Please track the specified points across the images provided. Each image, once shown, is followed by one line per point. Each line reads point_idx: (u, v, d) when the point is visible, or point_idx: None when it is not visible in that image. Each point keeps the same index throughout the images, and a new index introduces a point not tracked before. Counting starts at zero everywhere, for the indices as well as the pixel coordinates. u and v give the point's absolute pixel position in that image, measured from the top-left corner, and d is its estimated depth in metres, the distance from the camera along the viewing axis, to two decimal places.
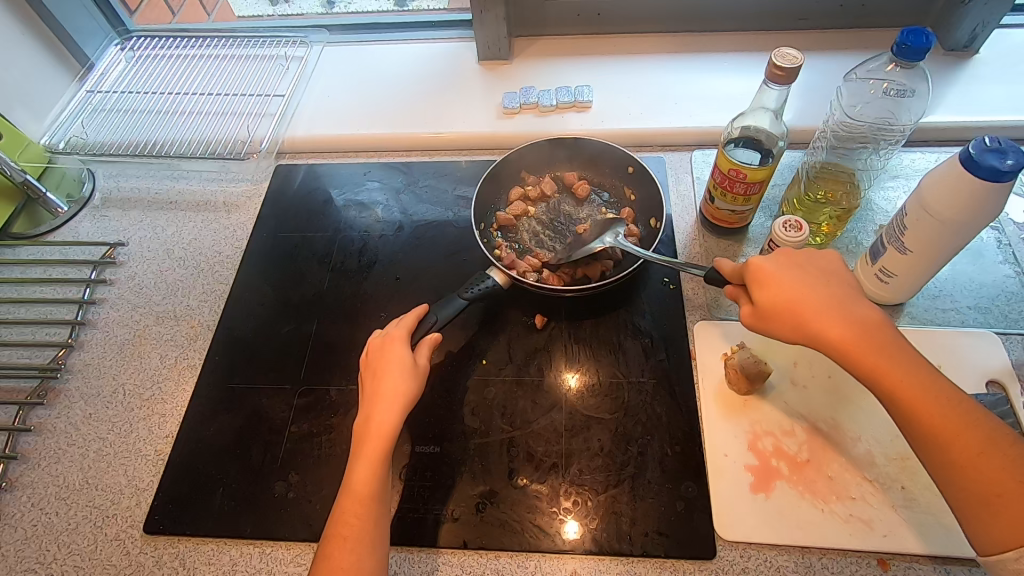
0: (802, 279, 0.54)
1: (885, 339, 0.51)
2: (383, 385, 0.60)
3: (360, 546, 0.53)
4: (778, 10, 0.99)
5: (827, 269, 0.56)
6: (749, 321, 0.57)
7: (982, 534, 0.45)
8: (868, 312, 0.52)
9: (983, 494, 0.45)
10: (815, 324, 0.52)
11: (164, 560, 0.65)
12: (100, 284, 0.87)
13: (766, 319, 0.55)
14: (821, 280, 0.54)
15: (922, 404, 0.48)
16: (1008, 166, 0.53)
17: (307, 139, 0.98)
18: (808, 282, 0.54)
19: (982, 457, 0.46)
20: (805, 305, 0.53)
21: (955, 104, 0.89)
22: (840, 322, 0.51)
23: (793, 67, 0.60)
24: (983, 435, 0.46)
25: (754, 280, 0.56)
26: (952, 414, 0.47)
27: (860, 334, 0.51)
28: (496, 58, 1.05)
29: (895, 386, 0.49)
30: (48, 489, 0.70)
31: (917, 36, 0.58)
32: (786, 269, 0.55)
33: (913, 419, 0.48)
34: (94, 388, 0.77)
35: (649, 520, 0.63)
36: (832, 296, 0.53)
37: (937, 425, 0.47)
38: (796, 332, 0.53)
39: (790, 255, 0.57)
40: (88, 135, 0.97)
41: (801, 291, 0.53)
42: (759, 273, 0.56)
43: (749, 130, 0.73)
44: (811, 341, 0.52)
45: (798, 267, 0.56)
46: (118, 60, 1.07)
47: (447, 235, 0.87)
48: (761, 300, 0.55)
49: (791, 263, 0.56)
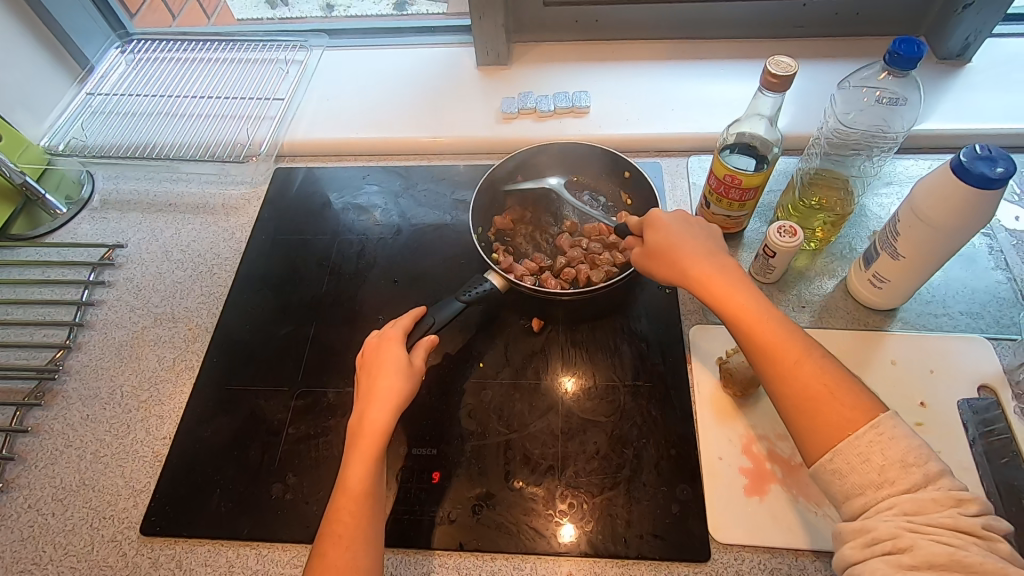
0: (680, 228, 0.63)
1: (739, 276, 0.58)
2: (378, 385, 0.60)
3: (354, 545, 0.53)
4: (775, 18, 1.00)
5: (704, 231, 0.63)
6: (641, 261, 0.65)
7: (805, 440, 0.49)
8: (724, 259, 0.60)
9: (801, 399, 0.50)
10: (684, 263, 0.60)
11: (160, 561, 0.65)
12: (98, 285, 0.87)
13: (653, 263, 0.63)
14: (695, 233, 0.62)
15: (750, 320, 0.54)
16: (998, 173, 0.54)
17: (307, 143, 0.99)
18: (682, 234, 0.62)
19: (798, 365, 0.51)
20: (678, 249, 0.61)
21: (948, 112, 0.90)
22: (704, 262, 0.59)
23: (787, 75, 0.61)
24: (800, 349, 0.52)
25: (649, 228, 0.64)
26: (770, 327, 0.53)
27: (717, 270, 0.58)
28: (495, 63, 1.06)
29: (734, 310, 0.55)
30: (44, 490, 0.70)
31: (910, 46, 0.59)
32: (677, 224, 0.63)
33: (748, 338, 0.54)
34: (92, 389, 0.77)
35: (644, 523, 0.63)
36: (703, 245, 0.61)
37: (764, 338, 0.53)
38: (671, 270, 0.61)
39: (688, 217, 0.64)
40: (88, 137, 0.97)
41: (676, 239, 0.62)
42: (655, 220, 0.64)
43: (744, 136, 0.74)
44: (682, 279, 0.60)
45: (687, 224, 0.63)
46: (118, 62, 1.08)
47: (444, 238, 0.88)
48: (653, 244, 0.63)
49: (687, 223, 0.63)
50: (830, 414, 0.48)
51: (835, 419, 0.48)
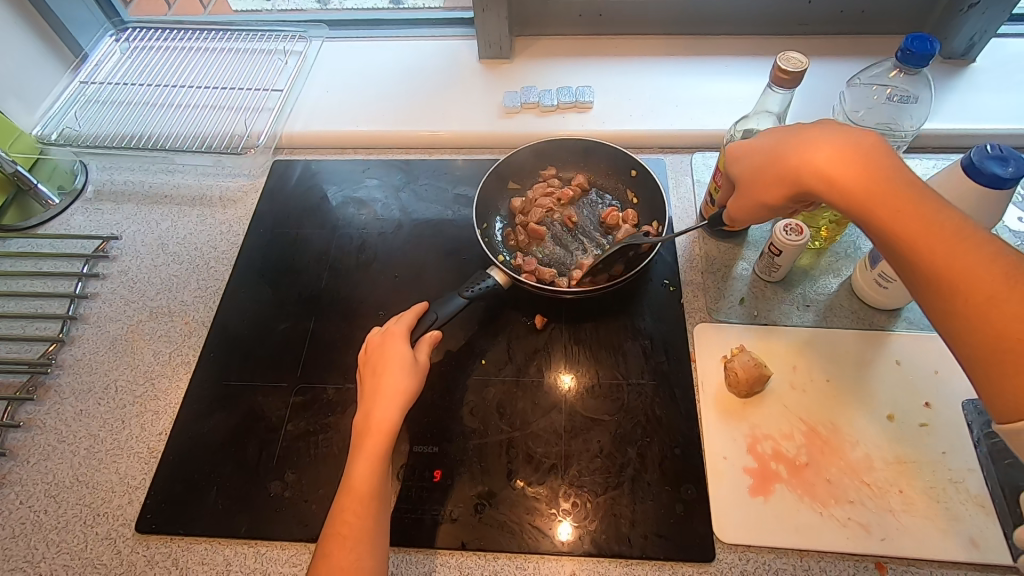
0: (797, 134, 0.56)
1: (888, 174, 0.50)
2: (383, 382, 0.59)
3: (359, 546, 0.52)
4: (779, 15, 0.99)
5: (830, 119, 0.56)
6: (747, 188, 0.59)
7: (995, 389, 0.44)
8: (875, 147, 0.51)
9: (987, 341, 0.43)
10: (812, 169, 0.53)
11: (156, 560, 0.64)
12: (93, 278, 0.85)
13: (767, 178, 0.57)
14: (824, 127, 0.55)
15: (918, 237, 0.47)
16: (1009, 173, 0.54)
17: (306, 135, 0.98)
18: (808, 132, 0.55)
19: (993, 301, 0.43)
20: (802, 154, 0.54)
21: (952, 112, 0.90)
22: (838, 159, 0.52)
23: (798, 71, 0.60)
24: (992, 269, 0.44)
25: (750, 142, 0.58)
26: (949, 244, 0.46)
27: (861, 172, 0.50)
28: (497, 57, 1.04)
29: (889, 224, 0.48)
30: (37, 486, 0.69)
31: (922, 43, 0.59)
32: (774, 133, 0.59)
33: (915, 256, 0.47)
34: (86, 384, 0.76)
35: (648, 522, 0.63)
36: (841, 138, 0.53)
37: (941, 261, 0.46)
38: (793, 177, 0.54)
39: (792, 118, 0.58)
40: (82, 126, 0.95)
41: (800, 140, 0.54)
42: (754, 139, 0.58)
43: (751, 133, 0.73)
44: (814, 190, 0.53)
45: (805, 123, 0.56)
46: (113, 51, 1.06)
47: (446, 233, 0.87)
48: (758, 160, 0.57)
49: (781, 125, 0.58)
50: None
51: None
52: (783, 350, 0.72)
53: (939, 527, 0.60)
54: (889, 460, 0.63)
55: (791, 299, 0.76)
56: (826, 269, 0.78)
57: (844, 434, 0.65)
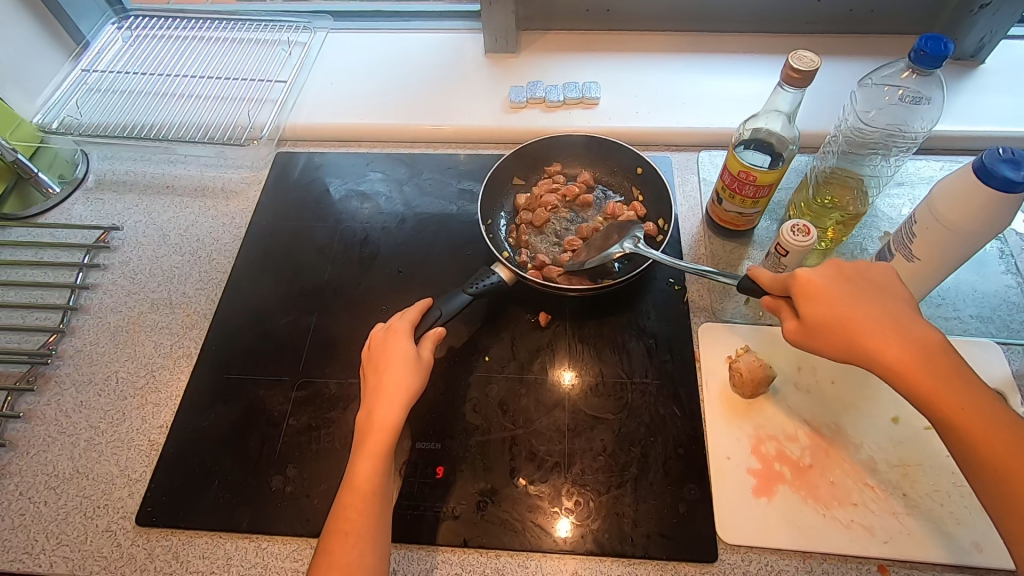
0: (854, 294, 0.52)
1: (951, 366, 0.48)
2: (385, 378, 0.59)
3: (361, 541, 0.52)
4: (788, 13, 0.98)
5: (889, 287, 0.54)
6: (794, 335, 0.55)
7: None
8: (922, 329, 0.50)
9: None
10: (869, 344, 0.50)
11: (156, 553, 0.63)
12: (93, 269, 0.85)
13: (815, 336, 0.53)
14: (873, 292, 0.53)
15: (969, 422, 0.46)
16: (1020, 177, 0.53)
17: (310, 127, 0.97)
18: (861, 298, 0.52)
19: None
20: (861, 326, 0.51)
21: (960, 113, 0.89)
22: (900, 345, 0.49)
23: (810, 70, 0.60)
24: None
25: (799, 293, 0.54)
26: (999, 432, 0.45)
27: (919, 356, 0.48)
28: (503, 51, 1.03)
29: (945, 408, 0.47)
30: (36, 478, 0.68)
31: (936, 43, 0.58)
32: (832, 280, 0.54)
33: (969, 442, 0.46)
34: (86, 375, 0.75)
35: (651, 522, 0.62)
36: (892, 315, 0.51)
37: (989, 445, 0.45)
38: (849, 351, 0.51)
39: (842, 269, 0.55)
40: (83, 115, 0.94)
41: (853, 306, 0.51)
42: (807, 287, 0.54)
43: (760, 132, 0.73)
44: (865, 360, 0.50)
45: (851, 282, 0.54)
46: (114, 39, 1.05)
47: (450, 229, 0.86)
48: (807, 314, 0.53)
49: (842, 275, 0.54)
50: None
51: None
52: (788, 351, 0.71)
53: (942, 529, 0.60)
54: (893, 463, 0.63)
55: None
56: None
57: (849, 435, 0.65)
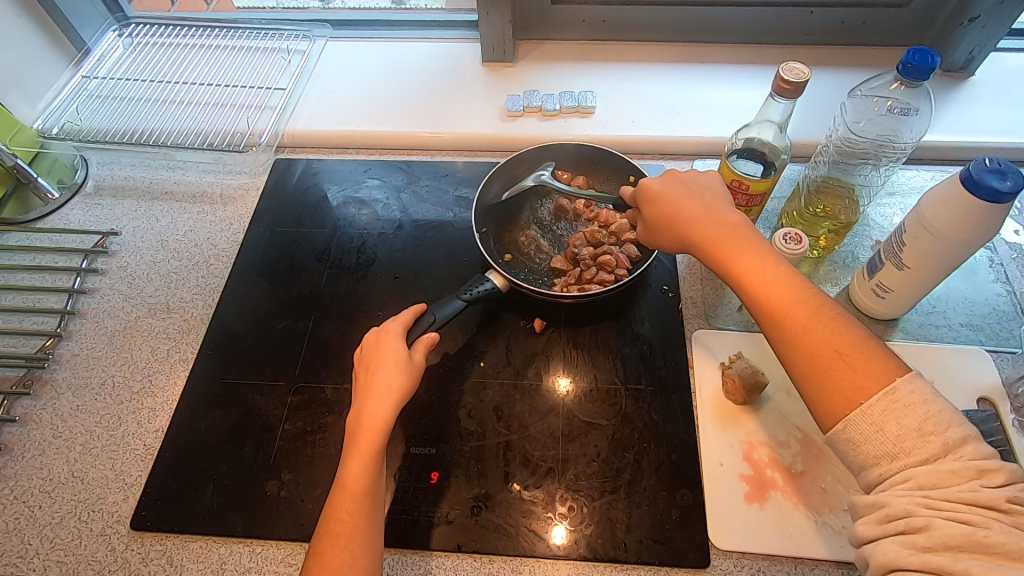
0: (678, 190, 0.64)
1: (745, 239, 0.58)
2: (377, 379, 0.59)
3: (353, 543, 0.52)
4: (781, 25, 1.00)
5: (711, 187, 0.64)
6: (644, 236, 0.66)
7: (818, 411, 0.48)
8: (723, 212, 0.61)
9: (811, 362, 0.49)
10: (687, 225, 0.61)
11: (150, 557, 0.64)
12: (91, 273, 0.85)
13: (655, 233, 0.64)
14: (703, 188, 0.64)
15: (756, 283, 0.54)
16: (1006, 187, 0.54)
17: (308, 134, 0.97)
18: (687, 193, 0.63)
19: (809, 330, 0.50)
20: (682, 214, 0.62)
21: (951, 124, 0.90)
22: (705, 224, 0.60)
23: (800, 82, 0.61)
24: (810, 310, 0.51)
25: (644, 199, 0.65)
26: (782, 290, 0.53)
27: (723, 230, 0.59)
28: (500, 60, 1.05)
29: (737, 271, 0.56)
30: (31, 482, 0.68)
31: (923, 56, 0.59)
32: (668, 185, 0.64)
33: (761, 301, 0.53)
34: (83, 379, 0.76)
35: (644, 527, 0.63)
36: (705, 204, 0.62)
37: (773, 300, 0.52)
38: (676, 239, 0.62)
39: (678, 174, 0.65)
40: (83, 121, 0.95)
41: (677, 199, 0.63)
42: (649, 192, 0.65)
43: (752, 142, 0.74)
44: (686, 245, 0.61)
45: (676, 184, 0.64)
46: (115, 46, 1.06)
47: (446, 235, 0.87)
48: (649, 215, 0.64)
49: (675, 181, 0.64)
50: (842, 379, 0.47)
51: (848, 388, 0.46)
52: None
53: None
54: None
55: None
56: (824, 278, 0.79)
57: None
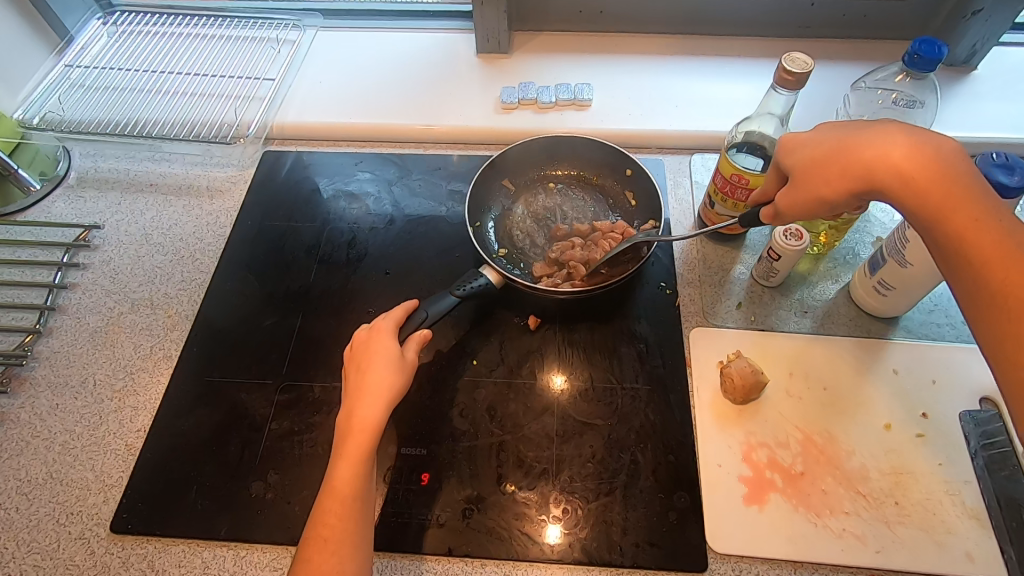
0: (864, 125, 0.52)
1: (963, 180, 0.48)
2: (367, 378, 0.57)
3: (341, 549, 0.51)
4: (780, 17, 0.98)
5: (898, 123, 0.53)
6: (785, 192, 0.56)
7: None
8: (934, 140, 0.50)
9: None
10: (872, 161, 0.50)
11: (131, 561, 0.62)
12: (72, 268, 0.82)
13: (821, 168, 0.53)
14: (895, 123, 0.51)
15: (973, 237, 0.46)
16: (1015, 182, 0.53)
17: (297, 126, 0.95)
18: (877, 127, 0.52)
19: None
20: (866, 144, 0.51)
21: (953, 118, 0.89)
22: (908, 155, 0.49)
23: (802, 73, 0.59)
24: None
25: (782, 149, 0.57)
26: (1020, 254, 0.44)
27: (930, 164, 0.48)
28: (494, 52, 1.03)
29: (952, 222, 0.47)
30: (8, 483, 0.66)
31: (930, 47, 0.57)
32: (824, 129, 0.55)
33: (986, 272, 0.45)
34: (63, 376, 0.73)
35: (640, 530, 0.61)
36: (911, 138, 0.50)
37: (1011, 273, 0.44)
38: (858, 169, 0.51)
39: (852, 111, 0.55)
40: (65, 111, 0.92)
41: (863, 133, 0.51)
42: (789, 142, 0.57)
43: (753, 135, 0.72)
44: (876, 179, 0.50)
45: (855, 121, 0.54)
46: (100, 34, 1.03)
47: (439, 230, 0.85)
48: (819, 148, 0.54)
49: (835, 121, 0.55)
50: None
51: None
52: (781, 357, 0.71)
53: (935, 539, 0.59)
54: (885, 470, 0.63)
55: (789, 304, 0.75)
56: (824, 275, 0.77)
57: (841, 442, 0.64)
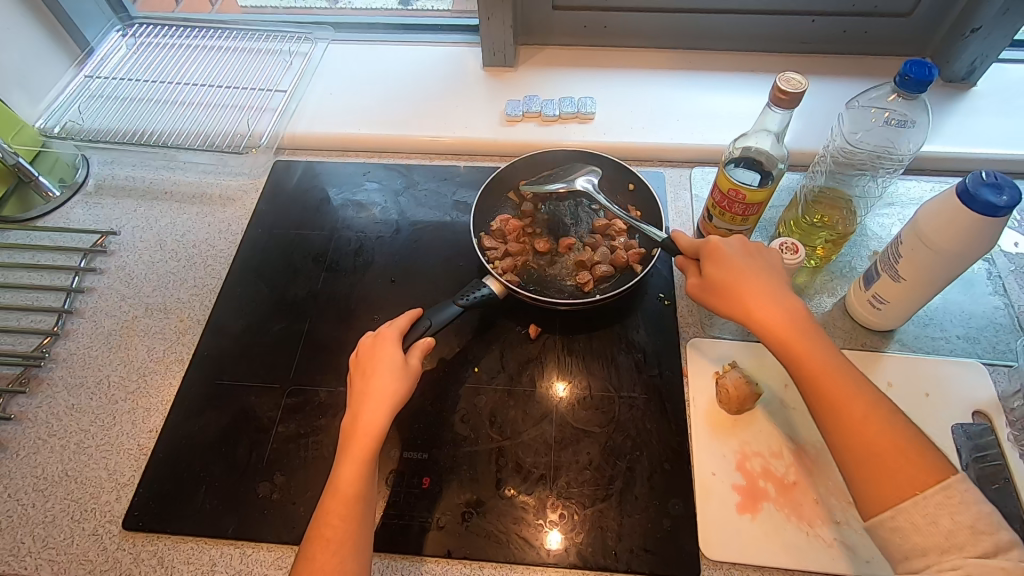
0: (750, 262, 0.60)
1: (806, 325, 0.56)
2: (372, 384, 0.59)
3: (343, 549, 0.52)
4: (782, 33, 1.00)
5: (778, 269, 0.61)
6: (696, 292, 0.63)
7: (864, 492, 0.49)
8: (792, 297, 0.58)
9: (863, 451, 0.49)
10: (748, 303, 0.58)
11: (141, 558, 0.64)
12: (89, 272, 0.85)
13: (709, 292, 0.61)
14: (765, 270, 0.60)
15: (812, 365, 0.53)
16: (1002, 202, 0.54)
17: (308, 136, 0.98)
18: (753, 269, 0.60)
19: (868, 421, 0.50)
20: (744, 285, 0.59)
21: (951, 134, 0.90)
22: (772, 302, 0.57)
23: (796, 92, 0.60)
24: (869, 405, 0.51)
25: (708, 255, 0.62)
26: (843, 384, 0.52)
27: (787, 313, 0.56)
28: (501, 65, 1.05)
29: (798, 352, 0.55)
30: (25, 480, 0.69)
31: (920, 69, 0.59)
32: (736, 251, 0.61)
33: (814, 382, 0.53)
34: (78, 378, 0.76)
35: (634, 536, 0.63)
36: (773, 284, 0.59)
37: (835, 393, 0.52)
38: (731, 306, 0.59)
39: (747, 244, 0.62)
40: (84, 119, 0.95)
41: (743, 273, 0.59)
42: (714, 250, 0.62)
43: (750, 150, 0.74)
44: (744, 314, 0.58)
45: (751, 257, 0.61)
46: (118, 46, 1.06)
47: (444, 239, 0.87)
48: (711, 274, 0.61)
49: (746, 250, 0.62)
50: (897, 472, 0.47)
51: (898, 476, 0.47)
52: (776, 368, 0.72)
53: None
54: None
55: None
56: (821, 288, 0.78)
57: (834, 454, 0.66)
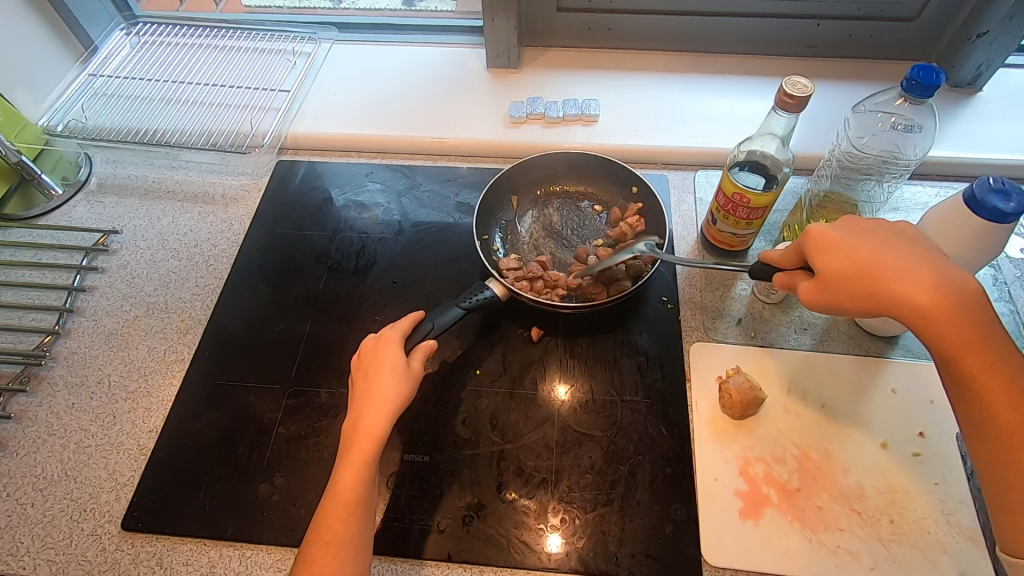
0: (872, 244, 0.52)
1: (975, 311, 0.48)
2: (374, 387, 0.59)
3: (343, 553, 0.52)
4: (787, 37, 1.00)
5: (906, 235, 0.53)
6: (809, 296, 0.55)
7: (1022, 520, 0.47)
8: (952, 274, 0.50)
9: (1023, 476, 0.46)
10: (894, 291, 0.50)
11: (140, 559, 0.63)
12: (91, 271, 0.85)
13: (829, 285, 0.53)
14: (902, 247, 0.51)
15: (974, 370, 0.47)
16: (1010, 208, 0.54)
17: (311, 136, 0.98)
18: (878, 246, 0.52)
19: None
20: (882, 270, 0.50)
21: (957, 139, 0.90)
22: (924, 287, 0.49)
23: (802, 96, 0.60)
24: None
25: (816, 247, 0.54)
26: (1013, 392, 0.47)
27: (944, 298, 0.48)
28: (505, 66, 1.05)
29: (962, 354, 0.48)
30: (25, 479, 0.68)
31: (928, 74, 0.58)
32: (851, 237, 0.53)
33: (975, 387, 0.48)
34: (79, 377, 0.76)
35: (636, 541, 0.62)
36: (925, 264, 0.50)
37: (1000, 402, 0.47)
38: (866, 300, 0.51)
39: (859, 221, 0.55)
40: (88, 118, 0.95)
41: (880, 256, 0.51)
42: (822, 242, 0.54)
43: (754, 154, 0.74)
44: (882, 306, 0.50)
45: (868, 235, 0.53)
46: (122, 45, 1.06)
47: (447, 240, 0.87)
48: (824, 268, 0.53)
49: (859, 230, 0.54)
50: None
51: None
52: (780, 374, 0.72)
53: (928, 557, 0.59)
54: (882, 489, 0.63)
55: (789, 322, 0.77)
56: None
57: (837, 459, 0.65)
